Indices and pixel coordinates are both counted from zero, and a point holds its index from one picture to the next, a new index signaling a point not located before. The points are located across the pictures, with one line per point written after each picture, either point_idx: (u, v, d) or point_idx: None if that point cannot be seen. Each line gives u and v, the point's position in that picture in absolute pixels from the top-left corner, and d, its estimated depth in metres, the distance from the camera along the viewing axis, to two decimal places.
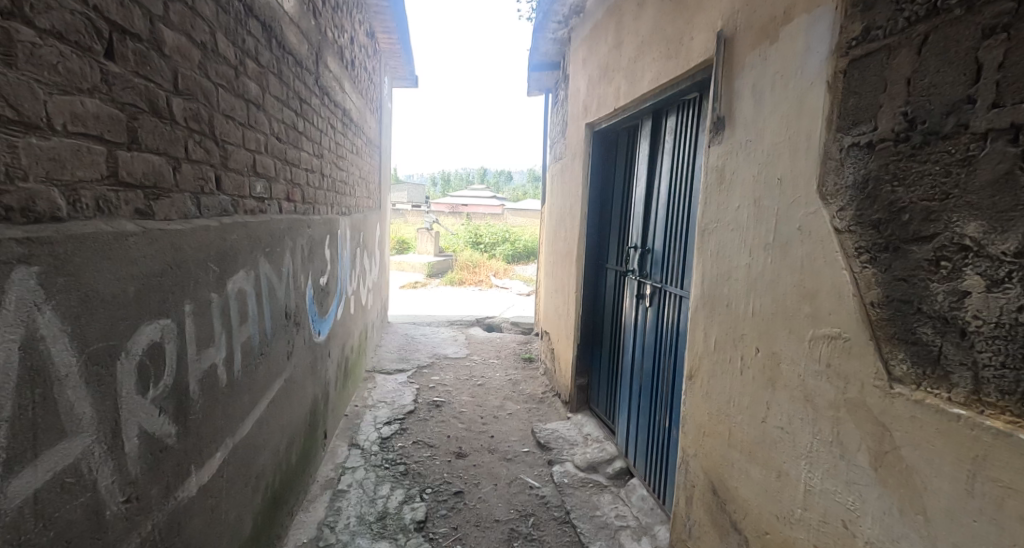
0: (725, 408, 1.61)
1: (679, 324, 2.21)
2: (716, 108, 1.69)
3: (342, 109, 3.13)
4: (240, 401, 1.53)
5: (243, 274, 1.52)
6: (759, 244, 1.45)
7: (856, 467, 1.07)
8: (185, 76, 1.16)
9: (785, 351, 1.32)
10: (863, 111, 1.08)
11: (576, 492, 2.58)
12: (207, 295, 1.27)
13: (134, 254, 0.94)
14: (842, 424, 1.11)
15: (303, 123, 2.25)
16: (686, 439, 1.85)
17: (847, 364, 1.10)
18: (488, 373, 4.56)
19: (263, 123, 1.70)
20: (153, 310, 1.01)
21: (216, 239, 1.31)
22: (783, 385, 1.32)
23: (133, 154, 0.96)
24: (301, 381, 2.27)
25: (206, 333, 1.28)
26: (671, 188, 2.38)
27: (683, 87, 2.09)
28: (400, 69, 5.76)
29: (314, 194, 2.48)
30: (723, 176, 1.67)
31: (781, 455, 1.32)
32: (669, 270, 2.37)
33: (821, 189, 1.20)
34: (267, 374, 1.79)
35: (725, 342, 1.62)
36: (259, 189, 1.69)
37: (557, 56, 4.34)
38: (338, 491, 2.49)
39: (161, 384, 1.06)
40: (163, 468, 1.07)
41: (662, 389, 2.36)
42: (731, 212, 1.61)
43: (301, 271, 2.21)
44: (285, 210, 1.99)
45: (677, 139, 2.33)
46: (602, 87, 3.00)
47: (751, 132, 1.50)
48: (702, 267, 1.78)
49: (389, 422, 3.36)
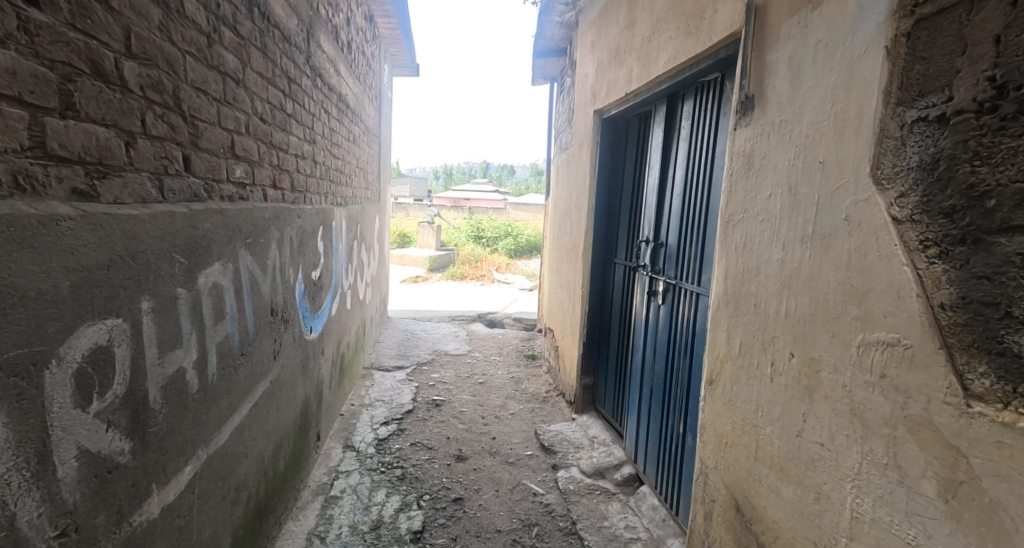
0: (752, 418, 1.46)
1: (696, 324, 2.06)
2: (744, 86, 1.53)
3: (337, 94, 2.97)
4: (216, 409, 1.38)
5: (218, 267, 1.37)
6: (795, 237, 1.29)
7: (919, 497, 0.92)
8: (141, 37, 1.00)
9: (826, 357, 1.17)
10: (933, 79, 0.92)
11: (583, 501, 2.44)
12: (172, 291, 1.12)
13: (69, 243, 0.79)
14: (901, 446, 0.95)
15: (293, 105, 2.09)
16: (705, 449, 1.71)
17: (907, 376, 0.95)
18: (490, 371, 4.42)
19: (244, 100, 1.55)
20: (98, 309, 0.86)
21: (185, 227, 1.16)
22: (823, 396, 1.17)
23: (68, 122, 0.81)
24: (291, 382, 2.13)
25: (173, 335, 1.13)
26: (688, 177, 2.22)
27: (703, 67, 1.92)
28: (400, 56, 5.58)
29: (306, 183, 2.32)
30: (751, 161, 1.51)
31: (821, 475, 1.17)
32: (684, 265, 2.21)
33: (876, 172, 1.04)
34: (250, 376, 1.64)
35: (753, 346, 1.47)
36: (239, 173, 1.54)
37: (563, 40, 4.16)
38: (331, 497, 2.36)
39: (109, 395, 0.91)
40: (115, 490, 0.93)
41: (677, 393, 2.20)
42: (760, 201, 1.45)
43: (290, 264, 2.06)
44: (271, 197, 1.85)
45: (695, 124, 2.17)
46: (613, 70, 2.83)
47: (787, 111, 1.33)
48: (726, 262, 1.63)
49: (386, 422, 3.22)
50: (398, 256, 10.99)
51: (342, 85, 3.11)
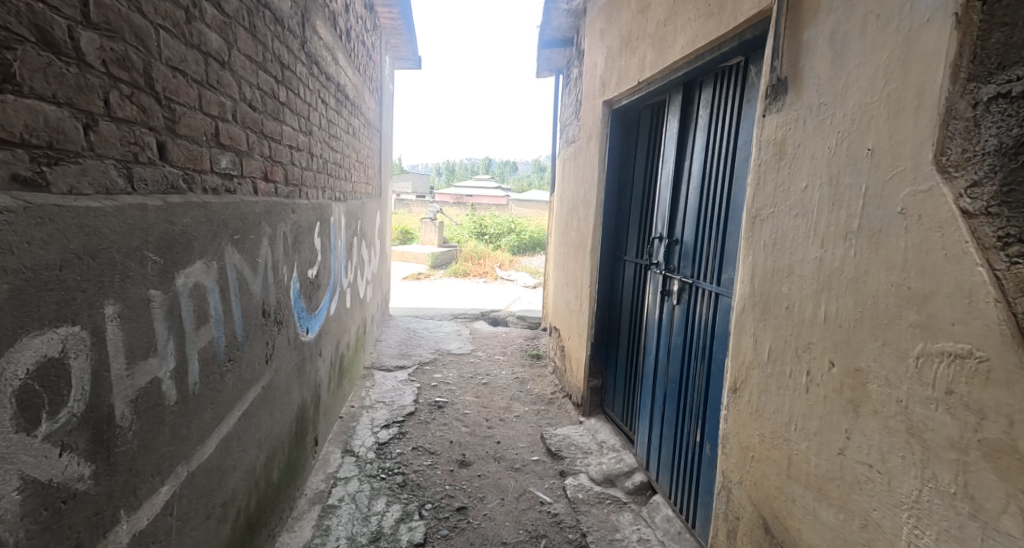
0: (783, 432, 1.34)
1: (716, 325, 1.94)
2: (776, 69, 1.40)
3: (335, 85, 2.84)
4: (201, 421, 1.26)
5: (201, 266, 1.25)
6: (836, 233, 1.17)
7: (997, 534, 0.80)
8: (102, 4, 0.87)
9: (876, 367, 1.05)
10: (1017, 49, 0.80)
11: (593, 511, 2.32)
12: (145, 292, 1.00)
13: (6, 239, 0.67)
14: (977, 474, 0.83)
15: (286, 93, 1.97)
16: (729, 463, 1.59)
17: (982, 394, 0.83)
18: (495, 371, 4.30)
19: (230, 84, 1.42)
20: (45, 315, 0.74)
21: (159, 222, 1.04)
22: (871, 412, 1.05)
23: (6, 97, 0.69)
24: (285, 386, 2.02)
25: (146, 342, 1.01)
26: (706, 169, 2.09)
27: (725, 51, 1.80)
28: (401, 48, 5.45)
29: (301, 176, 2.20)
30: (782, 150, 1.38)
31: (869, 500, 1.05)
32: (702, 264, 2.09)
33: (940, 159, 0.92)
34: (239, 382, 1.53)
35: (785, 352, 1.35)
36: (225, 164, 1.41)
37: (570, 30, 4.02)
38: (328, 506, 2.25)
39: (64, 415, 0.79)
40: (73, 522, 0.81)
41: (693, 398, 2.08)
42: (794, 194, 1.33)
43: (284, 261, 1.95)
44: (263, 191, 1.73)
45: (716, 113, 2.04)
46: (624, 58, 2.69)
47: (828, 93, 1.21)
48: (753, 260, 1.51)
49: (387, 425, 3.11)
50: (398, 252, 10.87)
51: (340, 75, 2.98)
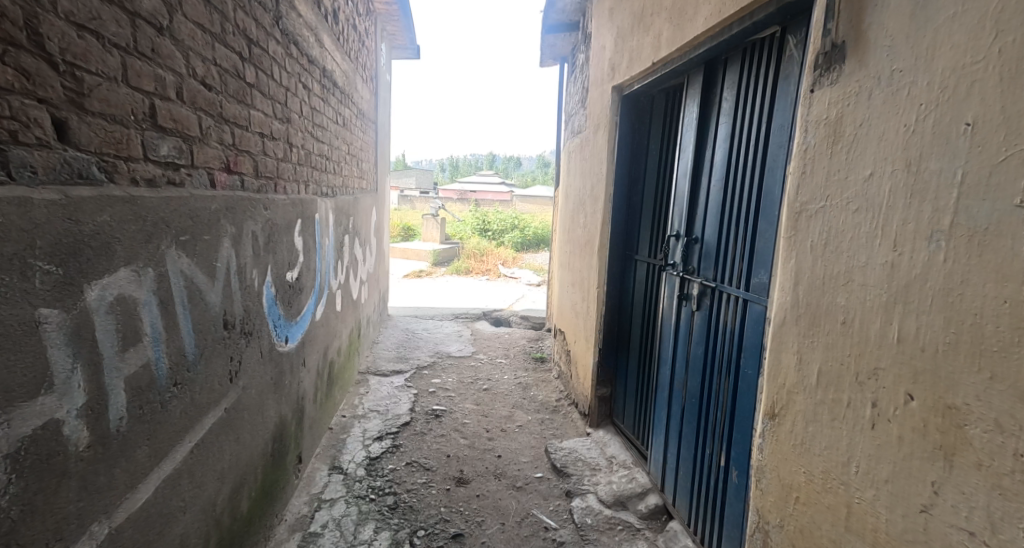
0: (840, 473, 1.10)
1: (744, 336, 1.69)
2: (830, 33, 1.15)
3: (320, 70, 2.61)
4: (133, 461, 1.05)
5: (129, 274, 1.02)
6: (915, 232, 0.93)
7: None
8: None
9: (979, 408, 0.81)
10: None
11: (603, 539, 2.09)
12: (29, 313, 0.77)
13: None
14: None
15: (255, 72, 1.73)
16: (766, 501, 1.35)
17: None
18: (495, 376, 4.06)
19: (170, 52, 1.18)
20: None
21: (57, 220, 0.82)
22: (974, 466, 0.81)
23: None
24: (258, 404, 1.79)
25: (34, 377, 0.79)
26: (731, 157, 1.85)
27: (760, 19, 1.55)
28: (398, 36, 5.22)
29: (276, 167, 1.96)
30: (837, 131, 1.13)
31: None
32: (727, 266, 1.84)
33: None
34: (191, 408, 1.31)
35: (842, 377, 1.11)
36: (166, 151, 1.18)
37: (575, 13, 3.76)
38: (310, 535, 2.04)
39: None
40: None
41: (716, 417, 1.85)
42: (855, 183, 1.08)
43: (254, 264, 1.72)
44: (224, 185, 1.50)
45: (744, 92, 1.79)
46: (636, 38, 2.44)
47: (907, 56, 0.96)
48: (797, 265, 1.26)
49: (380, 437, 2.90)
50: (399, 249, 10.63)
51: (327, 59, 2.74)
